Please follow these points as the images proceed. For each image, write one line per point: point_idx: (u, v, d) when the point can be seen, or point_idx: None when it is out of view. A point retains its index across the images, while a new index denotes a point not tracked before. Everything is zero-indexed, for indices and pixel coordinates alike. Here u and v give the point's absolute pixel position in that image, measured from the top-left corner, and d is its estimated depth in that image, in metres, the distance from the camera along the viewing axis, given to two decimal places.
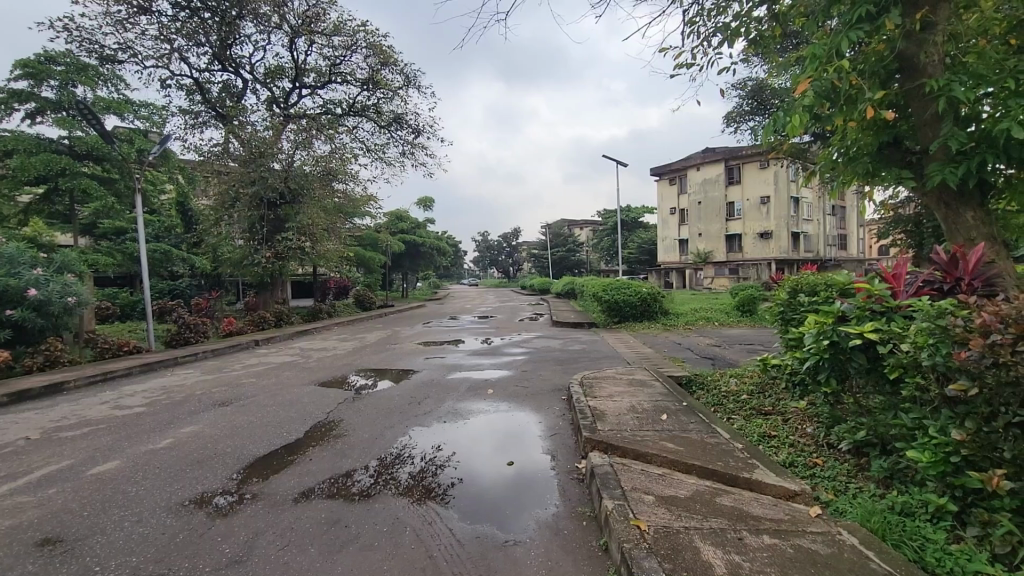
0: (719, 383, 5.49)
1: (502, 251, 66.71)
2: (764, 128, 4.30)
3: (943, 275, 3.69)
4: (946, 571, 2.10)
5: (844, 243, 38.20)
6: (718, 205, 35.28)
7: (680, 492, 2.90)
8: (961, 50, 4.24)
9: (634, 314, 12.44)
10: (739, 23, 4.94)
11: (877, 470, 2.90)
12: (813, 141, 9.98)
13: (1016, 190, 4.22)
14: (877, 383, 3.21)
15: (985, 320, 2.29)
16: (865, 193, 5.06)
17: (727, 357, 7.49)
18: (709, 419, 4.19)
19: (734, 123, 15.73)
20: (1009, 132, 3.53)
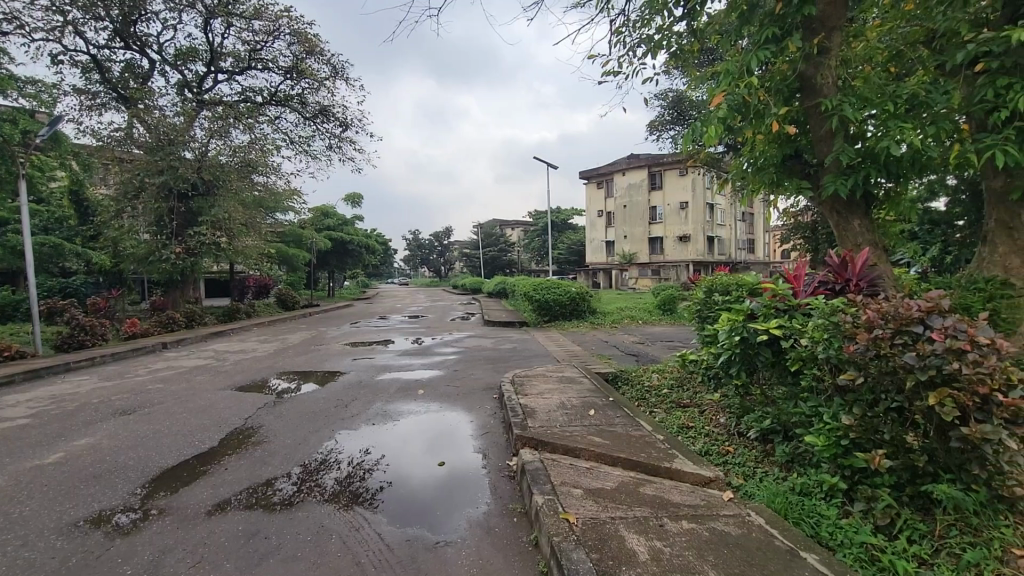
0: (643, 378, 5.75)
1: (434, 250, 65.78)
2: (683, 137, 4.57)
3: (835, 277, 4.10)
4: (838, 544, 2.34)
5: (752, 247, 41.32)
6: (641, 208, 36.95)
7: (606, 484, 3.01)
8: (851, 74, 4.71)
9: (564, 313, 12.73)
10: (661, 37, 5.21)
11: (781, 455, 3.16)
12: (725, 152, 10.72)
13: (894, 201, 4.77)
14: (781, 375, 3.50)
15: (868, 316, 2.57)
16: (771, 201, 5.50)
17: (650, 354, 7.88)
18: (633, 414, 4.38)
19: (656, 131, 16.55)
20: (889, 150, 3.99)
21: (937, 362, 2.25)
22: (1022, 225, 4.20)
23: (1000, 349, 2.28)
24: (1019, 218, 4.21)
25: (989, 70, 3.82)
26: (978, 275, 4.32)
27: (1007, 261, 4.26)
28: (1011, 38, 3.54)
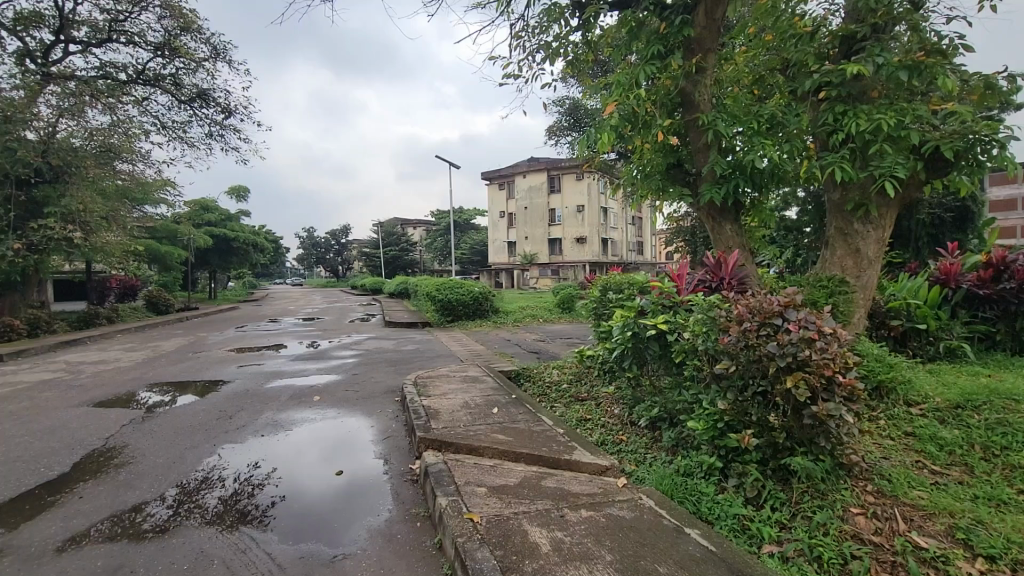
0: (544, 375, 5.92)
1: (329, 249, 62.48)
2: (580, 142, 4.79)
3: (712, 276, 4.54)
4: (716, 518, 2.58)
5: (641, 248, 44.40)
6: (541, 210, 38.13)
7: (509, 481, 3.06)
8: (723, 94, 5.25)
9: (466, 313, 12.75)
10: (559, 44, 5.41)
11: (668, 440, 3.41)
12: (617, 159, 11.39)
13: (758, 209, 5.37)
14: (667, 366, 3.80)
15: (739, 311, 2.88)
16: (658, 205, 5.94)
17: (550, 351, 8.15)
18: (535, 409, 4.50)
19: (554, 136, 17.17)
20: (755, 163, 4.49)
21: (793, 351, 2.58)
22: (854, 232, 4.95)
23: (839, 338, 2.67)
24: (852, 226, 4.95)
25: (830, 98, 4.46)
26: (823, 274, 5.01)
27: (843, 262, 4.99)
28: (846, 72, 4.17)
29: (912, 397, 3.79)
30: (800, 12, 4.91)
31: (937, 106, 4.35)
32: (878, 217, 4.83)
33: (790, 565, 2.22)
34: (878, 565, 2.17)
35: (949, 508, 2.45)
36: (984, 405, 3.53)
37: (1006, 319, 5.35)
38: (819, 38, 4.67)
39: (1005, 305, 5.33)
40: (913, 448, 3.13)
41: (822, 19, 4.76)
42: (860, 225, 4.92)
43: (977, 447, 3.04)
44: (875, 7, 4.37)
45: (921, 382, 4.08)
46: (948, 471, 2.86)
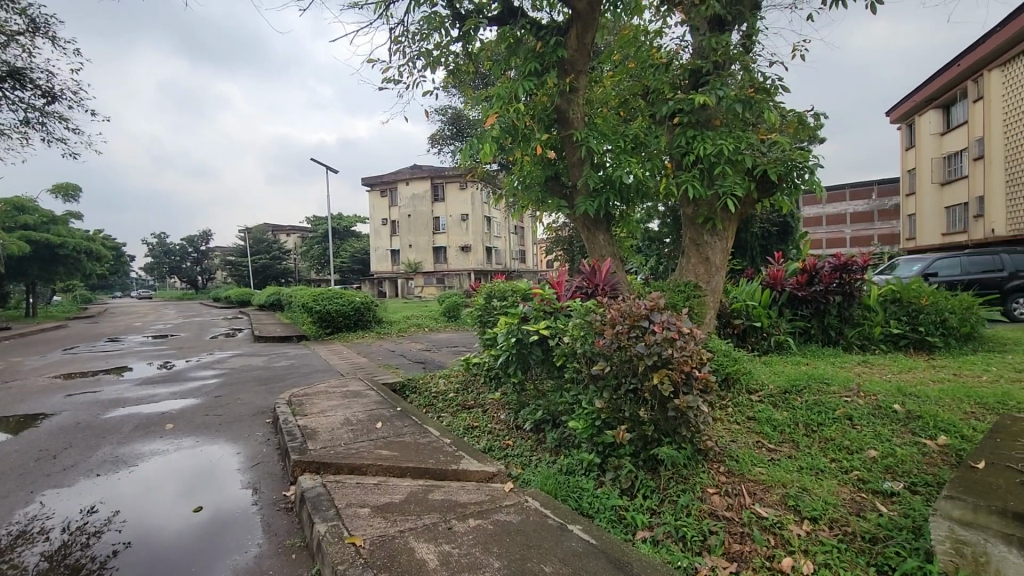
0: (430, 385, 5.84)
1: (186, 257, 55.73)
2: (462, 152, 4.86)
3: (588, 282, 4.83)
4: (595, 512, 2.74)
5: (522, 257, 45.97)
6: (425, 219, 37.64)
7: (395, 497, 2.97)
8: (594, 113, 5.63)
9: (347, 324, 12.13)
10: (439, 53, 5.43)
11: (551, 441, 3.54)
12: (499, 171, 11.65)
13: (627, 220, 5.82)
14: (549, 369, 3.96)
15: (611, 315, 3.10)
16: (538, 216, 6.19)
17: (436, 360, 8.06)
18: (420, 421, 4.41)
19: (437, 144, 17.18)
20: (623, 178, 4.87)
21: (658, 350, 2.84)
22: (705, 242, 5.59)
23: (695, 336, 2.99)
24: (703, 237, 5.59)
25: (683, 123, 5.02)
26: (680, 280, 5.59)
27: (696, 270, 5.62)
28: (694, 101, 4.73)
29: (752, 386, 4.37)
30: (656, 45, 5.49)
31: (765, 135, 5.10)
32: (723, 229, 5.51)
33: (661, 547, 2.43)
34: (731, 537, 2.47)
35: (782, 480, 2.86)
36: (804, 389, 4.19)
37: (818, 316, 6.40)
38: (672, 69, 5.24)
39: (816, 304, 6.38)
40: (754, 430, 3.61)
41: (674, 52, 5.36)
42: (709, 237, 5.57)
43: (800, 425, 3.59)
44: (716, 47, 5.02)
45: (759, 373, 4.71)
46: (781, 447, 3.34)
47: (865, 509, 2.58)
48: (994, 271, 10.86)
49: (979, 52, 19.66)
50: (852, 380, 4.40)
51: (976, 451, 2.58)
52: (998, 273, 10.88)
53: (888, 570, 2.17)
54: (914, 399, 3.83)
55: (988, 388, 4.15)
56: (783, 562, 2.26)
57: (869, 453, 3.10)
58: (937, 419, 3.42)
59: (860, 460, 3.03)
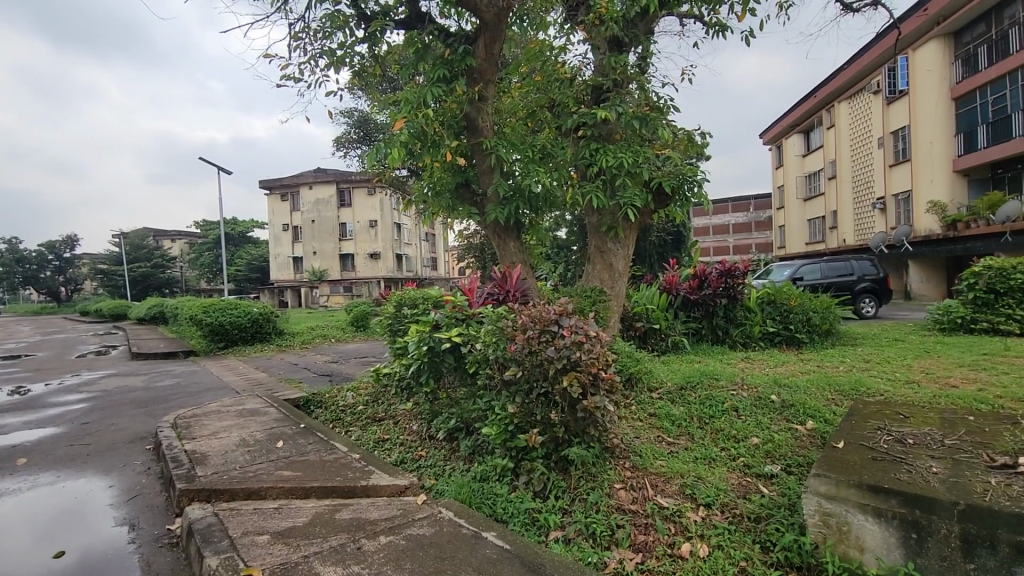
0: (337, 399, 5.56)
1: (44, 266, 48.60)
2: (369, 155, 4.72)
3: (500, 288, 4.88)
4: (508, 517, 2.76)
5: (433, 264, 45.51)
6: (331, 224, 35.97)
7: (298, 521, 2.79)
8: (502, 122, 5.73)
9: (242, 337, 11.23)
10: (343, 53, 5.24)
11: (465, 449, 3.52)
12: (408, 177, 11.46)
13: (536, 227, 5.96)
14: (461, 377, 3.94)
15: (522, 321, 3.16)
16: (449, 222, 6.16)
17: (343, 372, 7.70)
18: (327, 437, 4.19)
19: (342, 147, 16.53)
20: (532, 187, 5.00)
21: (567, 353, 2.93)
22: (608, 249, 5.88)
23: (601, 339, 3.13)
24: (607, 244, 5.88)
25: (587, 136, 5.28)
26: (587, 285, 5.83)
27: (601, 275, 5.90)
28: (597, 116, 5.00)
29: (652, 384, 4.65)
30: (561, 61, 5.70)
31: (660, 150, 5.48)
32: (624, 238, 5.83)
33: (572, 545, 2.50)
34: (636, 529, 2.61)
35: (680, 471, 3.07)
36: (698, 385, 4.53)
37: (707, 318, 6.98)
38: (576, 84, 5.51)
39: (706, 307, 6.97)
40: (655, 425, 3.84)
41: (577, 69, 5.61)
42: (612, 244, 5.88)
43: (695, 418, 3.89)
44: (615, 66, 5.33)
45: (659, 372, 5.03)
46: (678, 440, 3.58)
47: (750, 491, 2.84)
48: (847, 275, 12.52)
49: (832, 86, 22.72)
50: (738, 375, 4.84)
51: (837, 433, 2.94)
52: (850, 277, 12.57)
53: (770, 545, 2.41)
54: (787, 390, 4.30)
55: (844, 377, 4.77)
56: (682, 548, 2.43)
57: (751, 440, 3.43)
58: (806, 406, 3.86)
59: (746, 448, 3.34)
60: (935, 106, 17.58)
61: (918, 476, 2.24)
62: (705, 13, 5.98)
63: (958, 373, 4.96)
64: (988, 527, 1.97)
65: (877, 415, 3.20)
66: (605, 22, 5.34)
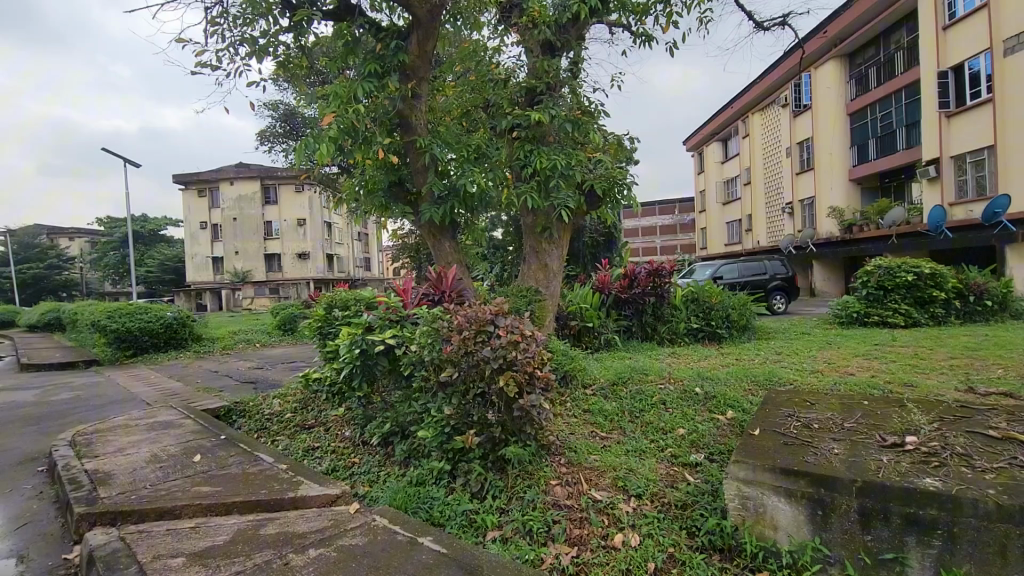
0: (262, 407, 5.25)
1: None
2: (295, 150, 4.51)
3: (435, 288, 4.81)
4: (445, 522, 2.73)
5: (366, 265, 44.25)
6: (255, 222, 33.98)
7: (217, 539, 2.61)
8: (436, 120, 5.65)
9: (154, 345, 10.36)
10: (266, 42, 4.97)
11: (400, 453, 3.44)
12: (338, 174, 11.07)
13: (471, 227, 5.93)
14: (396, 379, 3.85)
15: (458, 321, 3.13)
16: (383, 222, 6.00)
17: (269, 379, 7.29)
18: (251, 448, 3.95)
19: (267, 142, 15.71)
20: (467, 187, 4.98)
21: (503, 353, 2.94)
22: (542, 249, 5.97)
23: (536, 339, 3.17)
24: (541, 245, 5.96)
25: (521, 137, 5.33)
26: (523, 285, 5.89)
27: (536, 275, 5.98)
28: (530, 118, 5.08)
29: (586, 380, 4.76)
30: (495, 62, 5.75)
31: (591, 153, 5.63)
32: (558, 238, 5.94)
33: (510, 544, 2.52)
34: (572, 523, 2.66)
35: (612, 465, 3.17)
36: (629, 381, 4.70)
37: (637, 316, 7.26)
38: (509, 85, 5.56)
39: (636, 305, 7.25)
40: (589, 421, 3.95)
41: (511, 70, 5.67)
42: (547, 245, 5.97)
43: (627, 412, 4.03)
44: (547, 70, 5.44)
45: (593, 369, 5.17)
46: (611, 434, 3.70)
47: (678, 480, 2.98)
48: (761, 274, 13.47)
49: (746, 97, 24.32)
50: (665, 370, 5.07)
51: (754, 421, 3.15)
52: (764, 276, 13.54)
53: (695, 530, 2.55)
54: (710, 383, 4.55)
55: (758, 369, 5.13)
56: (616, 539, 2.51)
57: (678, 431, 3.60)
58: (727, 397, 4.11)
59: (673, 439, 3.49)
60: (834, 121, 19.29)
61: (823, 457, 2.44)
62: (631, 23, 6.22)
63: (855, 362, 5.48)
64: (882, 501, 2.16)
65: (789, 403, 3.47)
66: (538, 26, 5.49)
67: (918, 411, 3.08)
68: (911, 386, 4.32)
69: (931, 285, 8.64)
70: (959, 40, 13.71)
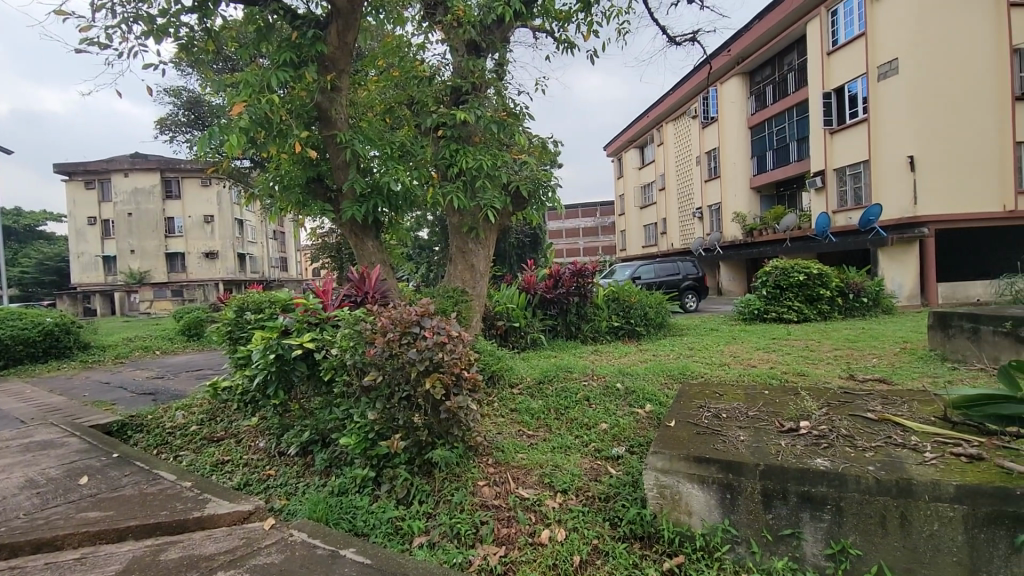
0: (163, 420, 4.80)
1: None
2: (199, 141, 4.16)
3: (357, 289, 4.64)
4: (370, 530, 2.64)
5: (282, 265, 41.92)
6: (154, 218, 31.09)
7: (107, 571, 2.35)
8: (357, 115, 5.44)
9: (29, 355, 9.16)
10: (166, 22, 4.55)
11: (320, 463, 3.28)
12: (251, 167, 10.39)
13: (395, 226, 5.78)
14: (316, 385, 3.67)
15: (382, 323, 3.04)
16: (300, 219, 5.69)
17: (170, 389, 6.68)
18: (150, 465, 3.59)
19: (167, 131, 14.42)
20: (391, 186, 4.86)
21: (429, 354, 2.88)
22: (469, 249, 5.96)
23: (463, 339, 3.15)
24: (467, 245, 5.95)
25: (446, 136, 5.29)
26: (449, 286, 5.84)
27: (463, 275, 5.96)
28: (456, 117, 5.06)
29: (513, 379, 4.81)
30: (419, 59, 5.65)
31: (517, 155, 5.70)
32: (485, 239, 5.95)
33: (437, 549, 2.48)
34: (499, 523, 2.66)
35: (539, 462, 3.21)
36: (555, 379, 4.80)
37: (561, 315, 7.44)
38: (434, 83, 5.49)
39: (560, 305, 7.42)
40: (516, 420, 3.99)
41: (436, 68, 5.60)
42: (473, 245, 5.97)
43: (552, 410, 4.11)
44: (473, 69, 5.46)
45: (520, 368, 5.23)
46: (537, 432, 3.76)
47: (601, 473, 3.09)
48: (674, 274, 14.31)
49: (661, 107, 25.66)
50: (589, 367, 5.23)
51: (670, 413, 3.33)
52: (677, 276, 14.40)
53: (617, 521, 2.64)
54: (629, 378, 4.76)
55: (674, 364, 5.43)
56: (543, 535, 2.55)
57: (601, 426, 3.73)
58: (645, 392, 4.31)
59: (596, 434, 3.61)
60: (738, 132, 20.90)
61: (730, 444, 2.63)
62: (555, 30, 6.36)
63: (757, 355, 5.97)
64: (781, 482, 2.36)
65: (701, 394, 3.70)
66: (462, 25, 5.45)
67: (810, 398, 3.40)
68: (803, 375, 4.77)
69: (819, 284, 9.59)
70: (841, 65, 15.32)
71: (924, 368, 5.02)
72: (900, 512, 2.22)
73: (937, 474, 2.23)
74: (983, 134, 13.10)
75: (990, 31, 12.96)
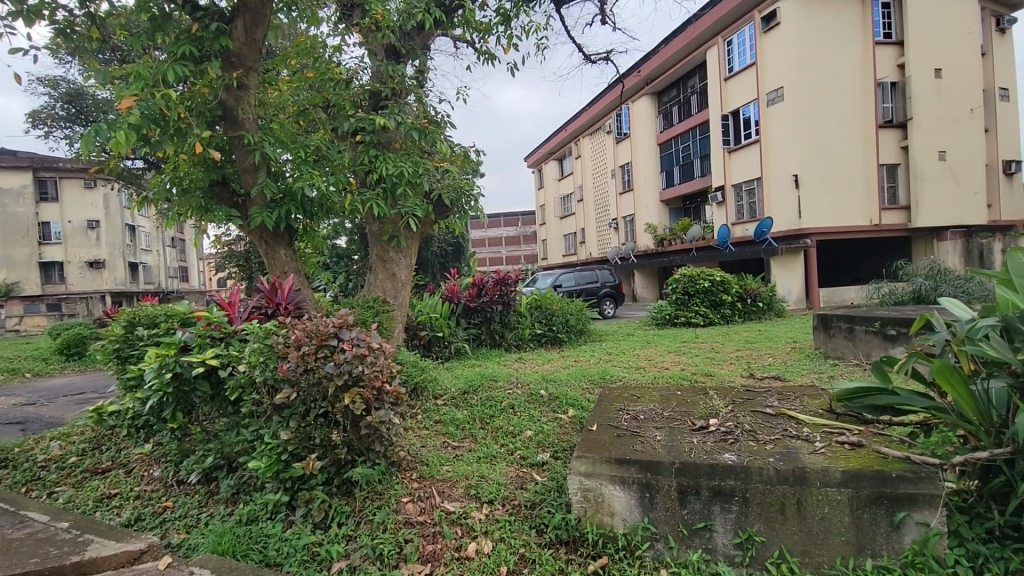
0: (33, 453, 4.19)
1: None
2: (80, 137, 3.71)
3: (267, 300, 4.34)
4: (283, 559, 2.46)
5: (181, 275, 38.55)
6: (25, 223, 27.35)
7: None
8: (267, 116, 5.12)
9: None
10: (40, 3, 4.04)
11: (226, 490, 3.02)
12: (145, 169, 9.48)
13: (310, 234, 5.49)
14: (221, 406, 3.38)
15: (296, 336, 2.86)
16: (202, 225, 5.24)
17: (44, 416, 5.86)
18: (15, 506, 3.12)
19: (41, 124, 12.79)
20: (306, 192, 4.63)
21: (348, 368, 2.75)
22: (390, 258, 5.81)
23: (384, 351, 3.04)
24: (388, 253, 5.80)
25: (365, 141, 5.19)
26: (369, 295, 5.65)
27: (384, 285, 5.79)
28: (375, 122, 4.94)
29: (437, 391, 4.72)
30: (335, 61, 5.45)
31: (439, 163, 5.65)
32: (406, 247, 5.82)
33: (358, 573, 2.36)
34: (424, 540, 2.59)
35: (464, 474, 3.16)
36: (479, 388, 4.78)
37: (485, 324, 7.43)
38: (351, 86, 5.32)
39: (484, 313, 7.40)
40: (440, 432, 3.91)
41: (353, 71, 5.43)
42: (394, 254, 5.82)
43: (476, 420, 4.07)
44: (393, 75, 5.39)
45: (443, 378, 5.15)
46: (463, 443, 3.71)
47: (526, 481, 3.10)
48: (593, 282, 14.91)
49: (579, 121, 26.57)
50: (514, 375, 5.26)
51: (592, 417, 3.42)
52: (596, 284, 14.97)
53: (543, 528, 2.66)
54: (552, 385, 4.84)
55: (594, 369, 5.61)
56: (469, 549, 2.51)
57: (526, 433, 3.75)
58: (568, 397, 4.41)
59: (521, 441, 3.63)
60: (648, 148, 22.16)
61: (649, 445, 2.75)
62: (475, 40, 6.40)
63: (669, 357, 6.33)
64: (694, 477, 2.50)
65: (620, 398, 3.84)
66: (381, 29, 5.31)
67: (718, 397, 3.63)
68: (710, 375, 5.11)
69: (722, 290, 10.37)
70: (737, 89, 16.76)
71: (811, 365, 5.57)
72: (797, 499, 2.41)
73: (826, 462, 2.47)
74: (852, 151, 14.83)
75: (856, 62, 14.76)
